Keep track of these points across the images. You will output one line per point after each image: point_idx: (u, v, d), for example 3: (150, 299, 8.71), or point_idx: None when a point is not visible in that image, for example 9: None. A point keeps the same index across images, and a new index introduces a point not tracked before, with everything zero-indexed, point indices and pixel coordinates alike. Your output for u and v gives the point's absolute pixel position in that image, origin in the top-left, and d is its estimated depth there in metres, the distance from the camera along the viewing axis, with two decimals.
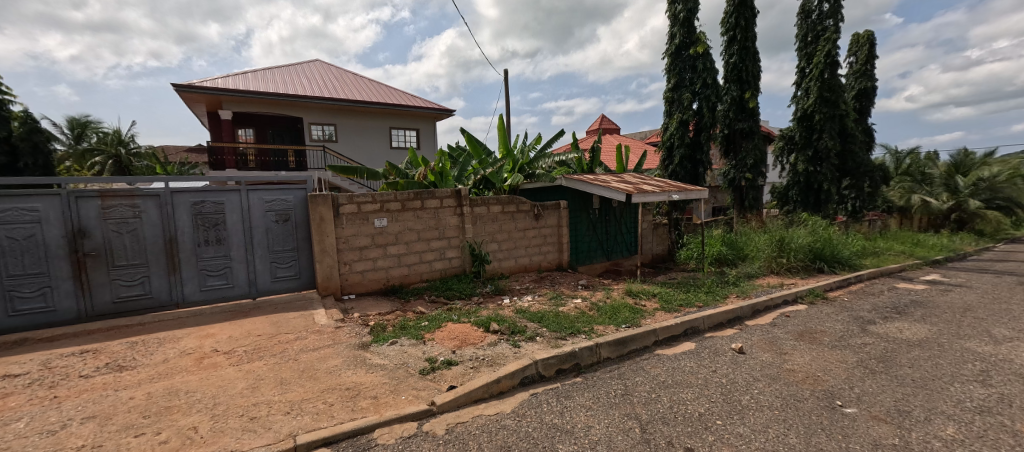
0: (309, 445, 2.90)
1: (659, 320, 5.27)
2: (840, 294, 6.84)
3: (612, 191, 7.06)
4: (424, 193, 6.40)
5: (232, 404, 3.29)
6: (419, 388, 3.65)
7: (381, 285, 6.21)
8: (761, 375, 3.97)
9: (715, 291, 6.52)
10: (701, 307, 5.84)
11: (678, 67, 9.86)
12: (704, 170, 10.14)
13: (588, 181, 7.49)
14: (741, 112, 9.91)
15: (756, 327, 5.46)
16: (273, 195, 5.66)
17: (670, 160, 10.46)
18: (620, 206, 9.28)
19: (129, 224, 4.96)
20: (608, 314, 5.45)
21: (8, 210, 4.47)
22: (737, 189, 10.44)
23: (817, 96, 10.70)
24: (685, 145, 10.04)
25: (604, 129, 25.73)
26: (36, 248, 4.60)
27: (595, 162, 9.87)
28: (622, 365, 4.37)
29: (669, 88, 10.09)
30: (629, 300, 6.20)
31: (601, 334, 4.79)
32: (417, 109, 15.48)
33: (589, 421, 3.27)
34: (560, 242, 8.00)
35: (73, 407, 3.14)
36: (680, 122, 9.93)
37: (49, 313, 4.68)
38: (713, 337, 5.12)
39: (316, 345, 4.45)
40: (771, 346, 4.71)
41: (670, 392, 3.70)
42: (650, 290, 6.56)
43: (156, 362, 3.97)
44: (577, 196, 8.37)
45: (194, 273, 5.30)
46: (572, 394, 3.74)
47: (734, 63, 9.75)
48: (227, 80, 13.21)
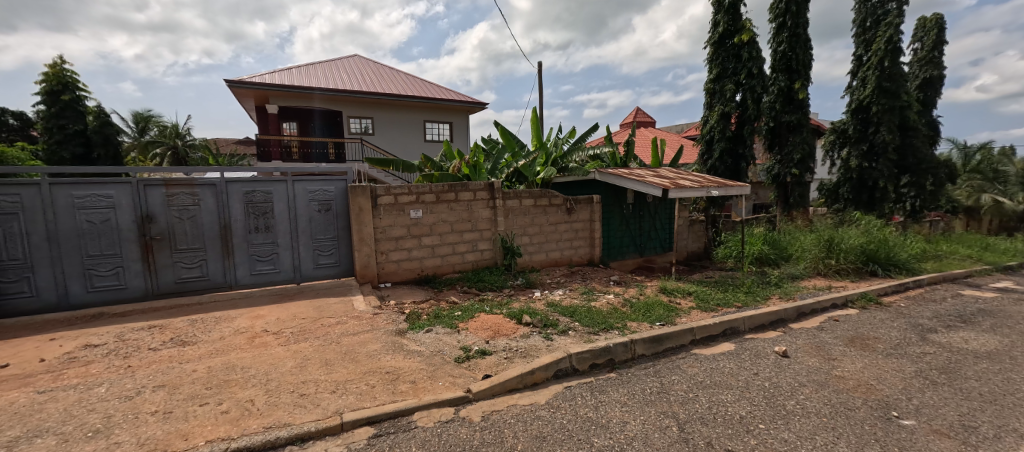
0: (355, 423, 3.03)
1: (696, 319, 5.15)
2: (896, 300, 6.45)
3: (647, 185, 6.89)
4: (458, 185, 6.47)
5: (283, 381, 3.47)
6: (455, 375, 3.73)
7: (415, 274, 6.36)
8: (807, 380, 3.82)
9: (756, 291, 6.30)
10: (740, 308, 5.67)
11: (721, 56, 9.53)
12: (746, 166, 9.72)
13: (622, 175, 7.35)
14: (788, 104, 9.42)
15: (802, 330, 5.25)
16: (316, 185, 5.88)
17: (709, 155, 10.11)
18: (655, 201, 9.09)
19: (190, 211, 5.28)
20: (641, 311, 5.38)
21: (87, 196, 4.86)
22: (782, 185, 10.02)
23: (875, 85, 10.06)
24: (726, 139, 9.68)
25: (639, 122, 25.37)
26: (110, 231, 4.97)
27: (630, 155, 9.68)
28: (658, 363, 4.30)
29: (711, 79, 9.74)
30: (664, 298, 6.10)
31: (636, 331, 4.73)
32: (451, 102, 15.63)
33: (624, 417, 3.25)
34: (592, 237, 7.91)
35: (145, 376, 3.41)
36: (721, 115, 9.59)
37: (121, 291, 5.07)
38: (754, 339, 4.96)
39: (356, 329, 4.62)
40: (818, 351, 4.51)
41: (708, 392, 3.62)
42: (685, 289, 6.41)
43: (213, 339, 4.23)
44: (613, 191, 8.28)
45: (245, 258, 5.59)
46: (607, 389, 3.72)
47: (783, 52, 9.30)
48: (274, 75, 13.79)
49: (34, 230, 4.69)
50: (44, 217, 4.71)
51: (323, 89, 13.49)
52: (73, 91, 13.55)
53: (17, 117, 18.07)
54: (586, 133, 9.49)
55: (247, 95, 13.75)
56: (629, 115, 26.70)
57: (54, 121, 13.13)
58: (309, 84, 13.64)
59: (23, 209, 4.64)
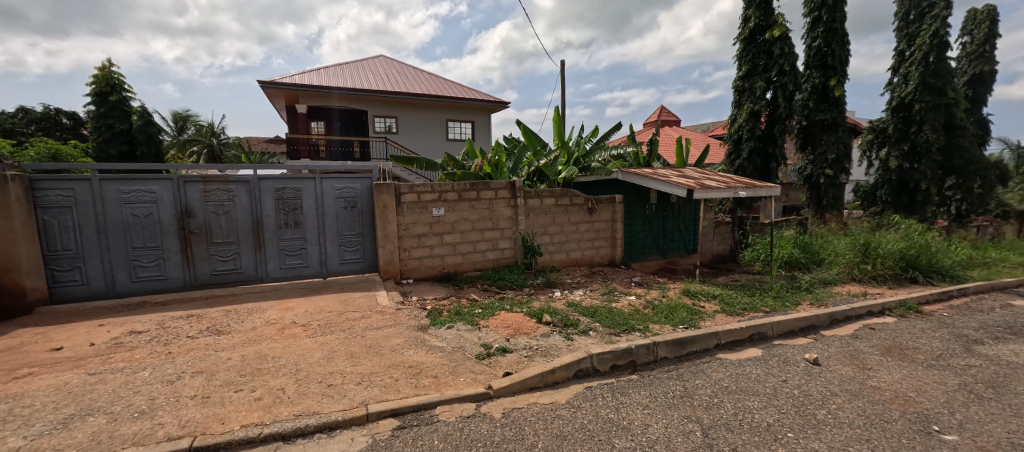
0: (379, 414, 3.11)
1: (722, 323, 5.06)
2: (938, 309, 6.17)
3: (672, 186, 6.78)
4: (480, 184, 6.53)
5: (311, 371, 3.59)
6: (477, 371, 3.78)
7: (437, 272, 6.45)
8: (840, 390, 3.71)
9: (785, 296, 6.14)
10: (768, 313, 5.54)
11: (751, 53, 9.27)
12: (776, 166, 9.46)
13: (645, 175, 7.27)
14: (822, 102, 9.24)
15: (834, 338, 5.09)
16: (343, 183, 6.03)
17: (737, 154, 9.87)
18: (680, 201, 8.95)
19: (225, 207, 5.50)
20: (664, 313, 5.33)
21: (133, 191, 5.12)
22: (815, 186, 9.75)
23: (918, 82, 9.66)
24: (755, 139, 9.41)
25: (664, 121, 25.02)
26: (153, 224, 5.23)
27: (654, 155, 9.57)
28: (681, 366, 4.26)
29: (740, 76, 9.53)
30: (687, 300, 6.01)
31: (658, 333, 4.69)
32: (474, 102, 15.74)
33: (646, 419, 3.24)
34: (614, 237, 7.85)
35: (185, 363, 3.59)
36: (750, 113, 9.36)
37: (162, 281, 5.32)
38: (783, 345, 4.84)
39: (380, 324, 4.73)
40: (852, 360, 4.38)
41: (734, 398, 3.57)
42: (710, 292, 6.31)
43: (245, 329, 4.40)
44: (636, 191, 8.21)
45: (276, 253, 5.79)
46: (628, 391, 3.71)
47: (818, 47, 9.04)
48: (304, 75, 14.17)
49: (86, 223, 4.98)
50: (94, 211, 4.99)
51: (345, 89, 13.76)
52: (120, 92, 14.23)
53: (69, 117, 19.11)
54: (609, 132, 9.43)
55: (278, 95, 14.18)
56: (654, 114, 26.30)
57: (103, 121, 13.84)
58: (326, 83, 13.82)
59: (76, 203, 4.92)
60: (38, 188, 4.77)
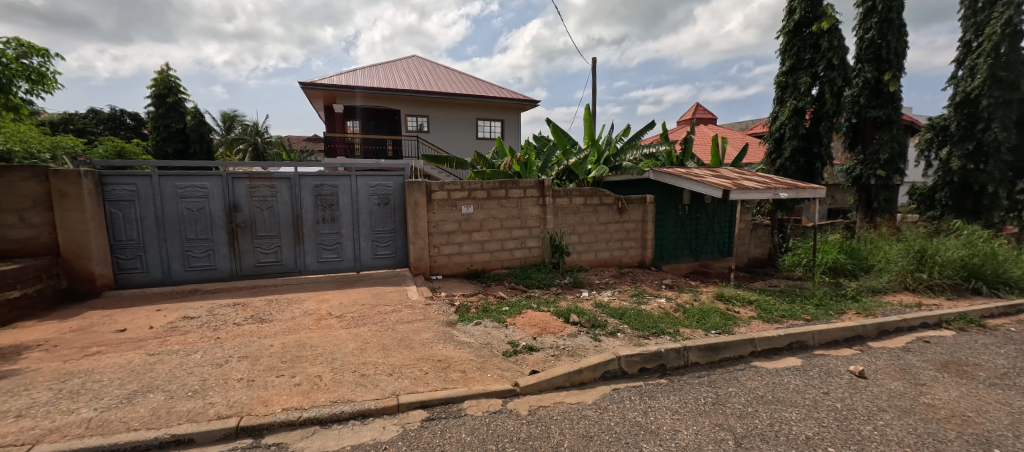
0: (409, 405, 3.22)
1: (759, 330, 4.92)
2: (1004, 324, 5.76)
3: (707, 186, 6.63)
4: (509, 182, 6.60)
5: (346, 361, 3.75)
6: (504, 368, 3.86)
7: (465, 268, 6.57)
8: (889, 406, 3.56)
9: (828, 304, 5.90)
10: (808, 321, 5.35)
11: (796, 46, 8.96)
12: (821, 166, 9.05)
13: (679, 175, 7.13)
14: (875, 98, 8.84)
15: (883, 350, 4.86)
16: (377, 180, 6.24)
17: (778, 154, 9.54)
18: (714, 202, 8.73)
19: (268, 202, 5.80)
20: (696, 317, 5.24)
21: (187, 186, 5.47)
22: (864, 188, 9.35)
23: (986, 75, 9.06)
24: (799, 137, 9.05)
25: (699, 119, 24.41)
26: (204, 218, 5.56)
27: (688, 154, 9.41)
28: (713, 373, 4.18)
29: (783, 72, 9.26)
30: (721, 305, 5.88)
31: (689, 337, 4.62)
32: (504, 101, 15.84)
33: (675, 425, 3.22)
34: (644, 238, 7.74)
35: (232, 347, 3.82)
36: (793, 110, 9.02)
37: (211, 271, 5.66)
38: (825, 355, 4.67)
39: (410, 318, 4.87)
40: (903, 374, 4.17)
41: (770, 408, 3.49)
42: (746, 297, 6.15)
43: (286, 318, 4.64)
44: (669, 191, 8.09)
45: (313, 247, 6.05)
46: (656, 395, 3.69)
47: (871, 39, 8.63)
48: (342, 76, 14.66)
49: (147, 215, 5.37)
50: (153, 204, 5.37)
51: (379, 88, 14.12)
52: (176, 95, 15.18)
53: (133, 117, 20.48)
54: (642, 130, 9.32)
55: (317, 95, 14.73)
56: (689, 111, 25.65)
57: (161, 121, 14.80)
58: (351, 83, 14.11)
59: (138, 197, 5.31)
60: (106, 183, 5.19)
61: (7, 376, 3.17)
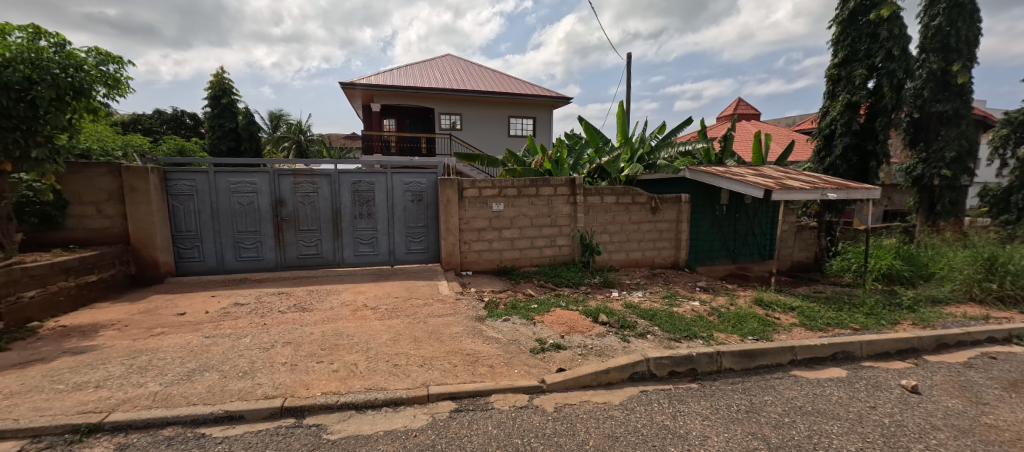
0: (439, 396, 3.36)
1: (800, 338, 4.78)
2: None
3: (748, 186, 6.45)
4: (540, 180, 6.66)
5: (380, 350, 3.95)
6: (531, 364, 3.95)
7: (495, 265, 6.70)
8: (944, 424, 3.40)
9: (879, 314, 5.63)
10: (856, 330, 5.13)
11: (851, 35, 8.47)
12: (876, 164, 8.59)
13: (719, 174, 6.97)
14: (941, 91, 8.34)
15: (942, 364, 4.62)
16: (411, 177, 6.44)
17: (828, 152, 9.13)
18: (753, 203, 8.48)
19: (311, 198, 6.10)
20: (732, 322, 5.16)
21: (238, 182, 5.84)
22: (927, 189, 8.89)
23: None
24: (852, 133, 8.64)
25: (741, 115, 23.61)
26: (253, 212, 5.92)
27: (726, 152, 9.16)
28: (748, 380, 4.12)
29: (835, 64, 8.76)
30: (760, 311, 5.75)
31: (723, 342, 4.56)
32: (537, 98, 15.86)
33: (705, 431, 3.21)
34: (678, 239, 7.60)
35: (276, 333, 4.09)
36: (847, 105, 8.57)
37: (259, 261, 6.03)
38: (874, 368, 4.49)
39: (441, 312, 5.03)
40: (962, 392, 3.96)
41: (809, 420, 3.41)
42: (787, 303, 5.97)
43: (326, 308, 4.90)
44: (705, 191, 7.95)
45: (351, 241, 6.32)
46: (687, 400, 3.68)
47: (938, 26, 8.14)
48: (380, 76, 15.09)
49: (203, 209, 5.77)
50: (209, 199, 5.77)
51: (415, 88, 14.44)
52: (230, 96, 15.99)
53: (192, 117, 21.73)
54: (676, 128, 9.15)
55: (355, 95, 15.23)
56: (730, 107, 24.84)
57: (216, 121, 15.72)
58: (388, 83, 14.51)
59: (196, 192, 5.72)
60: (169, 179, 5.62)
61: (85, 350, 3.53)
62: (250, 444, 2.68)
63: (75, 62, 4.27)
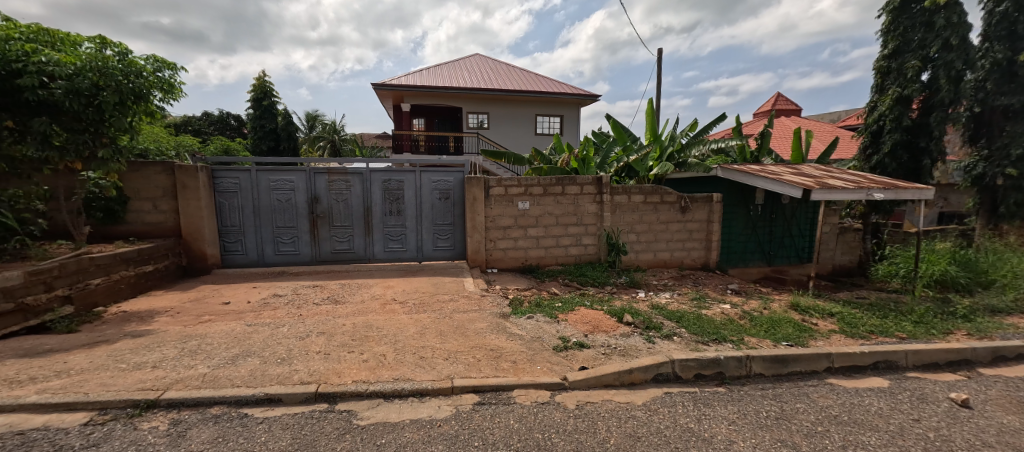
0: (463, 388, 3.49)
1: (838, 345, 4.63)
2: None
3: (786, 185, 6.26)
4: (566, 179, 6.71)
5: (407, 343, 4.11)
6: (554, 362, 4.03)
7: (520, 263, 6.81)
8: (997, 441, 3.22)
9: (930, 323, 5.37)
10: (902, 340, 4.92)
11: (903, 24, 8.01)
12: (930, 162, 8.14)
13: (755, 173, 6.80)
14: (1006, 83, 7.83)
15: (997, 378, 4.36)
16: (439, 175, 6.60)
17: (875, 149, 8.69)
18: (789, 204, 8.23)
19: (344, 195, 6.36)
20: (763, 326, 5.06)
21: (278, 180, 6.15)
22: (987, 189, 8.44)
23: None
24: (902, 129, 8.17)
25: (778, 112, 22.82)
26: (291, 209, 6.23)
27: (763, 150, 8.88)
28: (780, 386, 4.04)
29: (885, 55, 8.34)
30: (796, 316, 5.62)
31: (754, 347, 4.48)
32: (564, 96, 15.83)
33: (732, 435, 3.19)
34: (709, 240, 7.44)
35: (312, 324, 4.32)
36: (897, 99, 8.11)
37: (296, 256, 6.34)
38: (919, 379, 4.29)
39: (466, 308, 5.17)
40: (1019, 407, 3.73)
41: (844, 429, 3.32)
42: (826, 309, 5.80)
43: (357, 301, 5.13)
44: (738, 191, 7.80)
45: (381, 237, 6.55)
46: (713, 403, 3.65)
47: (1004, 13, 7.66)
48: (410, 76, 15.42)
49: (246, 205, 6.11)
50: (251, 195, 6.11)
51: (444, 88, 14.69)
52: (271, 98, 16.71)
53: (236, 119, 22.77)
54: (708, 125, 8.98)
55: (386, 95, 15.62)
56: (768, 103, 24.01)
57: (258, 122, 16.48)
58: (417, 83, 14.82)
59: (239, 189, 6.07)
60: (216, 176, 5.98)
61: (143, 334, 3.84)
62: (288, 426, 2.87)
63: (136, 69, 4.62)
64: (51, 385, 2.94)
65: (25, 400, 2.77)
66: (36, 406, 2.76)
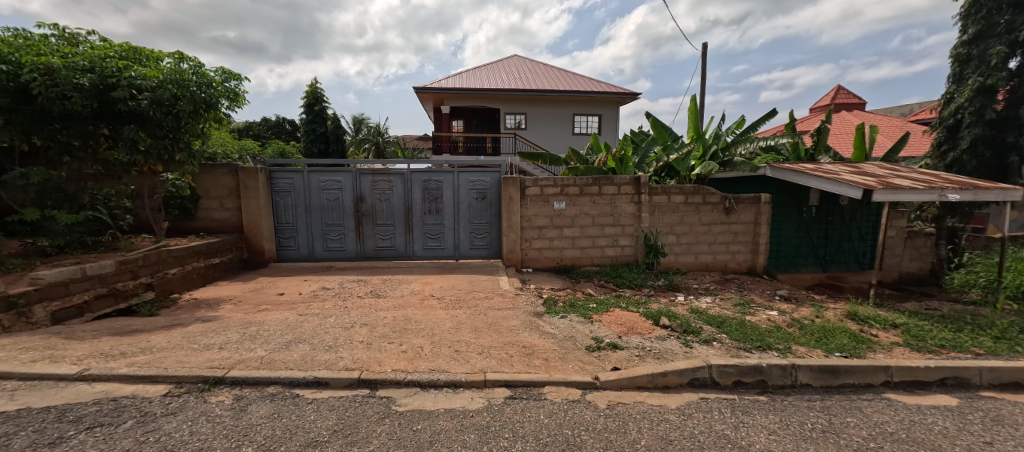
0: (494, 382, 3.64)
1: (900, 358, 4.38)
2: None
3: (844, 185, 5.96)
4: (602, 179, 6.73)
5: (443, 336, 4.33)
6: (585, 361, 4.11)
7: (555, 263, 6.90)
8: None
9: (1012, 339, 4.93)
10: (979, 356, 4.56)
11: (986, 7, 7.31)
12: (1019, 160, 7.31)
13: (811, 172, 6.51)
14: None
15: None
16: (476, 176, 6.81)
17: (952, 145, 7.97)
18: (844, 208, 7.82)
19: (386, 195, 6.69)
20: (815, 336, 4.88)
21: (327, 180, 6.56)
22: None
23: None
24: (984, 123, 7.42)
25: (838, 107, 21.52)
26: (338, 208, 6.62)
27: (820, 147, 8.45)
28: (830, 399, 3.89)
29: (964, 41, 7.67)
30: (853, 326, 5.38)
31: (802, 356, 4.34)
32: (602, 95, 15.68)
33: (769, 444, 3.14)
34: (756, 243, 7.20)
35: (356, 315, 4.63)
36: (977, 89, 7.38)
37: (342, 252, 6.73)
38: (993, 398, 3.98)
39: (501, 306, 5.34)
40: None
41: (899, 447, 3.17)
42: (889, 320, 5.49)
43: (397, 295, 5.41)
44: (789, 193, 7.52)
45: (420, 236, 6.84)
46: (752, 411, 3.59)
47: None
48: (450, 79, 15.83)
49: (298, 204, 6.56)
50: (303, 195, 6.55)
51: (482, 90, 14.97)
52: (322, 103, 17.64)
53: (291, 123, 24.19)
54: (755, 123, 8.72)
55: (427, 98, 16.12)
56: (828, 97, 22.67)
57: (310, 126, 17.45)
58: (457, 85, 15.20)
59: (293, 189, 6.53)
60: (273, 177, 6.46)
61: (212, 319, 4.25)
62: (334, 408, 3.12)
63: (207, 81, 5.09)
64: (138, 359, 3.36)
65: (117, 371, 3.18)
66: (126, 377, 3.16)
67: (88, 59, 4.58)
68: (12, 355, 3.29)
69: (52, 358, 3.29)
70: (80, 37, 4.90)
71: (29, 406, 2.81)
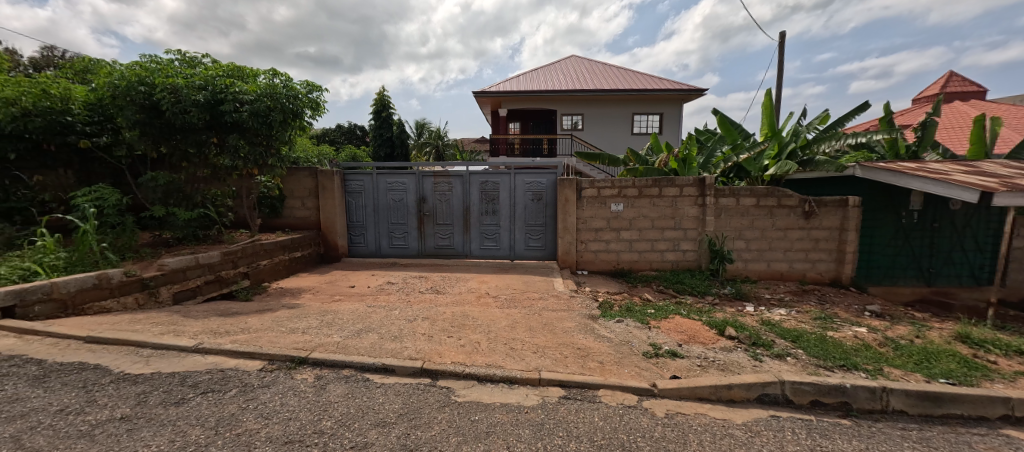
0: (549, 381, 3.74)
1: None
2: None
3: (955, 187, 5.36)
4: (664, 180, 6.59)
5: (499, 334, 4.49)
6: (642, 367, 4.10)
7: (611, 266, 6.86)
8: None
9: None
10: None
11: None
12: None
13: (914, 173, 5.91)
14: None
15: None
16: (532, 177, 6.94)
17: None
18: (949, 215, 7.04)
19: (447, 196, 7.01)
20: (915, 358, 4.46)
21: (393, 181, 7.00)
22: None
23: None
24: None
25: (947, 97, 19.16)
26: (403, 207, 7.04)
27: (926, 144, 7.68)
28: (931, 430, 3.56)
29: None
30: (964, 350, 4.83)
31: (895, 379, 4.00)
32: (661, 92, 15.17)
33: None
34: (840, 251, 6.68)
35: (417, 309, 4.92)
36: None
37: (405, 249, 7.15)
38: None
39: (556, 307, 5.42)
40: None
41: None
42: (1009, 344, 4.88)
43: (455, 293, 5.66)
44: (883, 196, 6.90)
45: (477, 235, 7.09)
46: (832, 435, 3.39)
47: None
48: (507, 82, 16.14)
49: (368, 204, 7.06)
50: (372, 195, 7.04)
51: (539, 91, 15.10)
52: (389, 109, 18.66)
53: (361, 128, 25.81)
54: (841, 118, 8.12)
55: (485, 102, 16.53)
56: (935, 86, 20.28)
57: (378, 131, 18.58)
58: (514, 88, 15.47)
59: (363, 190, 7.04)
60: (347, 179, 7.00)
61: (295, 307, 4.72)
62: (400, 393, 3.38)
63: (294, 94, 5.64)
64: (239, 338, 3.83)
65: (223, 347, 3.65)
66: (230, 352, 3.62)
67: (203, 79, 5.26)
68: (146, 328, 3.88)
69: (175, 332, 3.84)
70: (197, 59, 5.62)
71: (160, 370, 3.31)
